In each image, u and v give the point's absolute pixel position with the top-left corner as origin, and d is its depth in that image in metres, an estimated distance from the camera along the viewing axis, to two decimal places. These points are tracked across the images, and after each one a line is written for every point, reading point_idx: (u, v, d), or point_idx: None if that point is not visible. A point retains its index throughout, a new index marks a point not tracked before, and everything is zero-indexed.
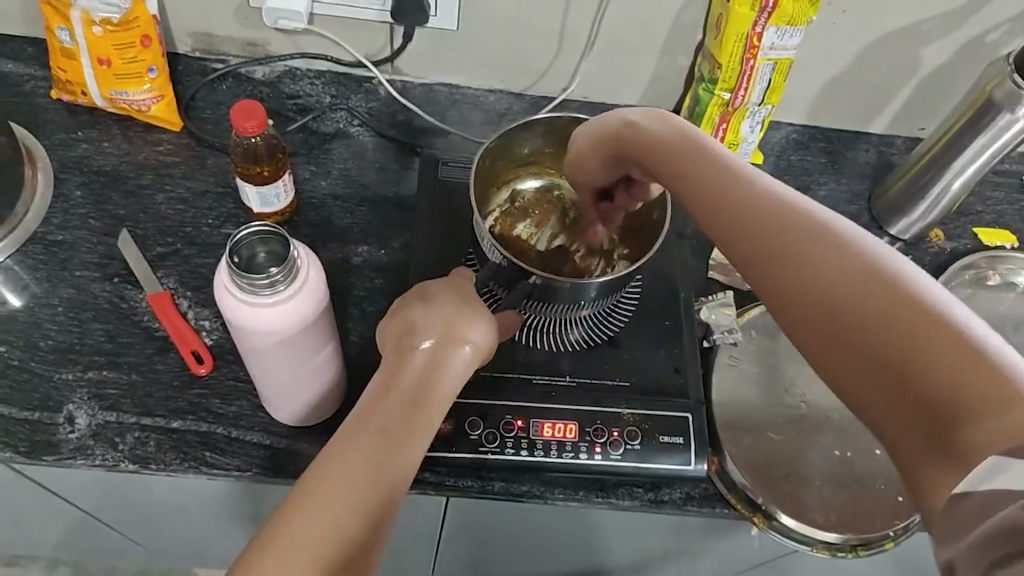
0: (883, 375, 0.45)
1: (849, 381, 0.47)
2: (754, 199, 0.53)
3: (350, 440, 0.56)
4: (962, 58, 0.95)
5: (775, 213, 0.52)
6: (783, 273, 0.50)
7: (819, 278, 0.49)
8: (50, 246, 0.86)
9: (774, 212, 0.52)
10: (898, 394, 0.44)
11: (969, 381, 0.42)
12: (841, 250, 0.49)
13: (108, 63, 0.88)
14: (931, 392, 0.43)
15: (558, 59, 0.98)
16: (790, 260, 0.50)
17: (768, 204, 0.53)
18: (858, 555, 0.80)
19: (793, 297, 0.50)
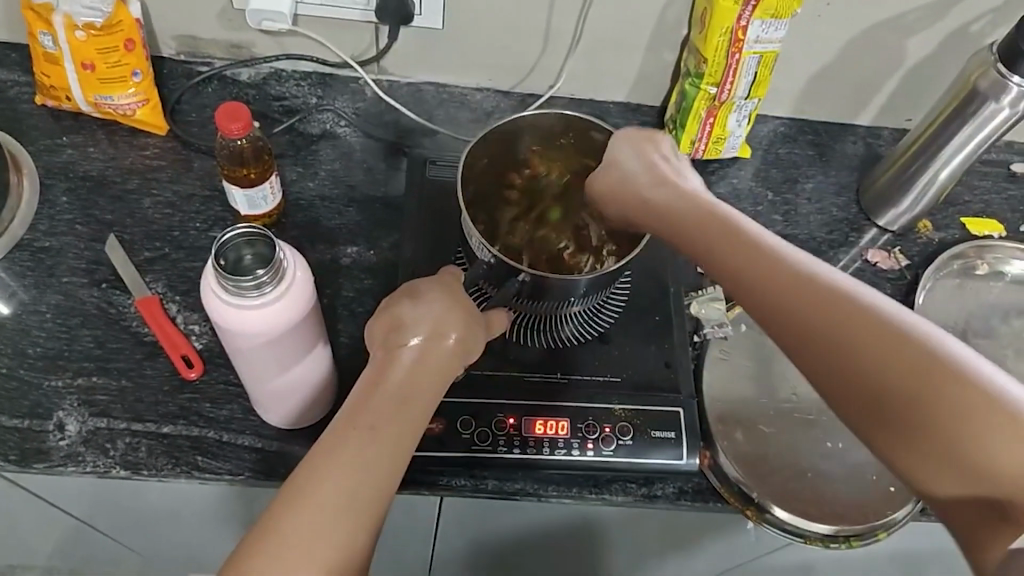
0: (909, 432, 0.51)
1: (877, 437, 0.53)
2: (770, 266, 0.59)
3: (339, 438, 0.56)
4: (946, 50, 0.96)
5: (793, 280, 0.57)
6: (808, 340, 0.55)
7: (845, 345, 0.54)
8: (37, 253, 0.86)
9: (790, 276, 0.57)
10: (931, 451, 0.51)
11: (997, 441, 0.49)
12: (861, 314, 0.54)
13: (92, 68, 0.87)
14: (966, 453, 0.49)
15: (544, 56, 0.98)
16: (812, 327, 0.55)
17: (781, 269, 0.58)
18: (852, 546, 0.80)
19: (822, 363, 0.55)
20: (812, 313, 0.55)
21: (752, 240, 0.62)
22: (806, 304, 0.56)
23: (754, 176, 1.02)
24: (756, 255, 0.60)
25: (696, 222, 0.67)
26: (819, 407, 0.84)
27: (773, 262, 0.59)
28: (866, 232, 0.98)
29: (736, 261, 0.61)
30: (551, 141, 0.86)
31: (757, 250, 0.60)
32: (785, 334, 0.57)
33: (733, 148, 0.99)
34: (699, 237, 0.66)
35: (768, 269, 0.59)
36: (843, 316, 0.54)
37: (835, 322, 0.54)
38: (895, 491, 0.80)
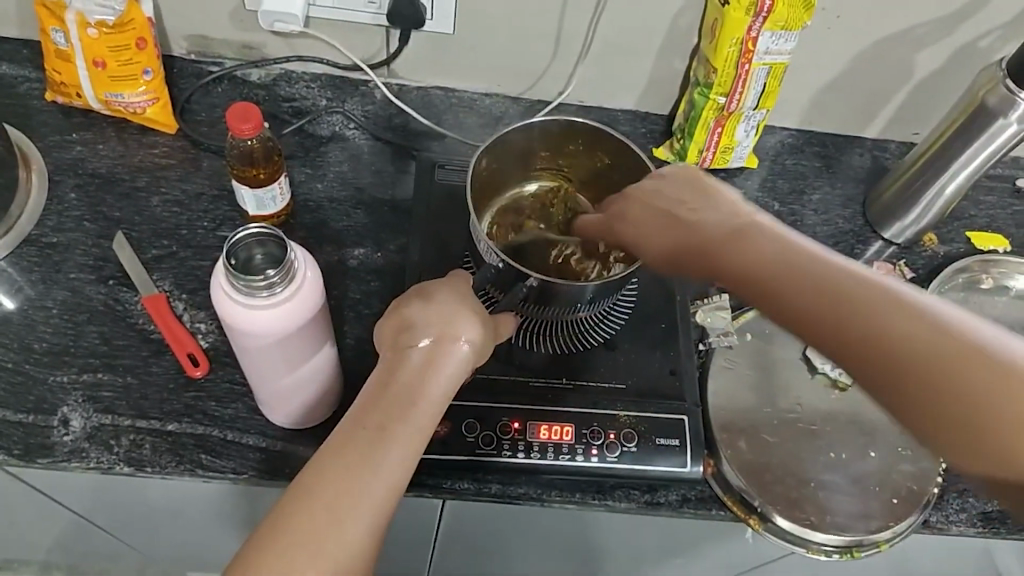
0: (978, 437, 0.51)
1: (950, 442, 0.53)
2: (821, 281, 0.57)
3: (349, 438, 0.57)
4: (955, 64, 0.96)
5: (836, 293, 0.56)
6: (880, 374, 0.54)
7: (921, 372, 0.52)
8: (45, 249, 0.86)
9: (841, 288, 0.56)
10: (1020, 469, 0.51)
11: None
12: (935, 333, 0.53)
13: (104, 65, 0.88)
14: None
15: (554, 63, 0.98)
16: (886, 358, 0.53)
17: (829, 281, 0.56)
18: (854, 557, 0.80)
19: (901, 392, 0.53)
20: (883, 343, 0.53)
21: (802, 254, 0.58)
22: (873, 336, 0.54)
23: (761, 186, 1.02)
24: (805, 279, 0.57)
25: (725, 239, 0.62)
26: (822, 417, 0.84)
27: (828, 282, 0.56)
28: (872, 244, 0.98)
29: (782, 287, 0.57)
30: (559, 147, 0.86)
31: (806, 271, 0.57)
32: (859, 366, 0.55)
33: (740, 158, 1.00)
34: (734, 256, 0.60)
35: (823, 294, 0.56)
36: (913, 340, 0.53)
37: (909, 350, 0.53)
38: (898, 502, 0.80)
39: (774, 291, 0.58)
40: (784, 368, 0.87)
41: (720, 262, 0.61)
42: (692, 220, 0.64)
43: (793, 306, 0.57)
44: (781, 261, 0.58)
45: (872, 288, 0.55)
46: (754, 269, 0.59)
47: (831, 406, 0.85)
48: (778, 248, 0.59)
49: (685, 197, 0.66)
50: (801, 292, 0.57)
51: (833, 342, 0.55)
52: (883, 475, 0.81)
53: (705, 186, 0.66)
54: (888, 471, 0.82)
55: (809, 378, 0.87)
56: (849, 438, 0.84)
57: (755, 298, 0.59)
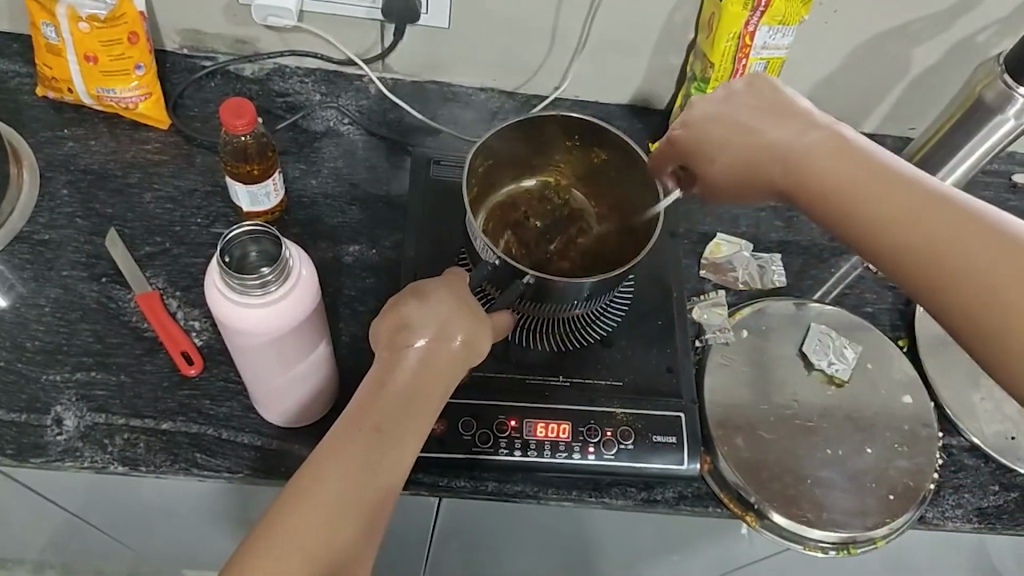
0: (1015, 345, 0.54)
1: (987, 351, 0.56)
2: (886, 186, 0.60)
3: (344, 439, 0.57)
4: (951, 60, 0.96)
5: (904, 199, 0.59)
6: (937, 285, 0.57)
7: (977, 282, 0.55)
8: (37, 246, 0.85)
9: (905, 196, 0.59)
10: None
11: None
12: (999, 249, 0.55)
13: (95, 60, 0.87)
14: None
15: (550, 58, 0.97)
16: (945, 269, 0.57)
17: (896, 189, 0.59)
18: (850, 553, 0.80)
19: (958, 303, 0.56)
20: (946, 255, 0.57)
21: (868, 167, 0.61)
22: (939, 246, 0.57)
23: None
24: (874, 190, 0.60)
25: (794, 152, 0.64)
26: (819, 413, 0.84)
27: (894, 196, 0.59)
28: None
29: (850, 199, 0.61)
30: (557, 142, 0.85)
31: (874, 185, 0.60)
32: (918, 277, 0.58)
33: None
34: (806, 173, 0.64)
35: (891, 209, 0.59)
36: (977, 254, 0.56)
37: (975, 263, 0.55)
38: (894, 499, 0.80)
39: (843, 204, 0.61)
40: (781, 364, 0.86)
41: (792, 174, 0.65)
42: (760, 133, 0.67)
43: (858, 217, 0.60)
44: (854, 175, 0.61)
45: (938, 200, 0.58)
46: (824, 183, 0.63)
47: (828, 402, 0.85)
48: (853, 166, 0.61)
49: (751, 109, 0.68)
50: (871, 202, 0.60)
51: (892, 255, 0.59)
52: (879, 471, 0.81)
53: (779, 95, 0.68)
54: (885, 467, 0.82)
55: (806, 374, 0.86)
56: (845, 435, 0.83)
57: (822, 211, 0.63)
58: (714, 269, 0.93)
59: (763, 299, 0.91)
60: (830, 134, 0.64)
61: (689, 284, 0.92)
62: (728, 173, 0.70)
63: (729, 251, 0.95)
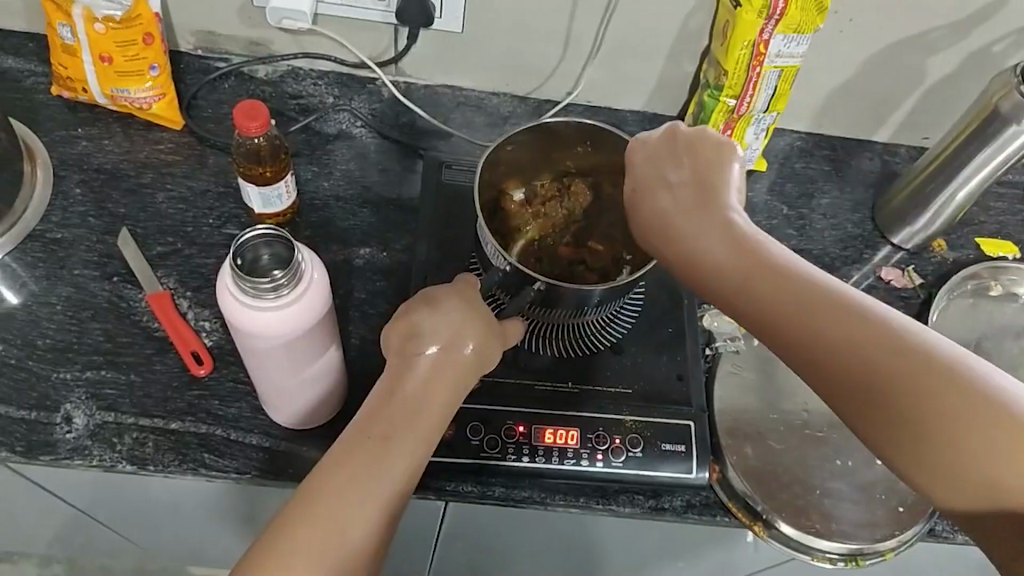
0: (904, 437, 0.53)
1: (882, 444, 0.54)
2: (793, 288, 0.57)
3: (354, 445, 0.57)
4: (967, 69, 0.95)
5: (800, 296, 0.57)
6: (844, 384, 0.55)
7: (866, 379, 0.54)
8: (50, 244, 0.85)
9: (799, 293, 0.57)
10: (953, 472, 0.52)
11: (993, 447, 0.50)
12: (898, 350, 0.53)
13: (110, 60, 0.87)
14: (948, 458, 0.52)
15: (563, 63, 0.97)
16: (862, 369, 0.54)
17: (794, 285, 0.57)
18: (858, 565, 0.80)
19: (853, 401, 0.55)
20: (862, 360, 0.54)
21: (761, 260, 0.60)
22: (848, 351, 0.54)
23: (769, 190, 1.01)
24: (778, 288, 0.58)
25: (707, 239, 0.62)
26: (829, 423, 0.84)
27: (805, 297, 0.56)
28: (880, 249, 0.98)
29: (765, 296, 0.58)
30: (567, 149, 0.85)
31: (790, 287, 0.57)
32: (827, 378, 0.56)
33: (749, 161, 0.99)
34: (709, 265, 0.62)
35: (789, 308, 0.57)
36: (869, 349, 0.54)
37: (869, 363, 0.53)
38: (904, 511, 0.79)
39: (760, 302, 0.58)
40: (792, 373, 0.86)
41: (705, 263, 0.62)
42: (668, 209, 0.66)
43: (757, 311, 0.58)
44: (770, 271, 0.58)
45: (853, 305, 0.55)
46: (744, 276, 0.59)
47: None
48: (743, 260, 0.60)
49: (656, 173, 0.68)
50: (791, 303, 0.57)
51: (814, 357, 0.56)
52: (889, 483, 0.81)
53: (695, 168, 0.66)
54: (895, 479, 0.81)
55: None
56: (855, 445, 0.83)
57: (742, 305, 0.59)
58: None
59: None
60: (731, 225, 0.62)
61: None
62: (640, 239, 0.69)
63: None
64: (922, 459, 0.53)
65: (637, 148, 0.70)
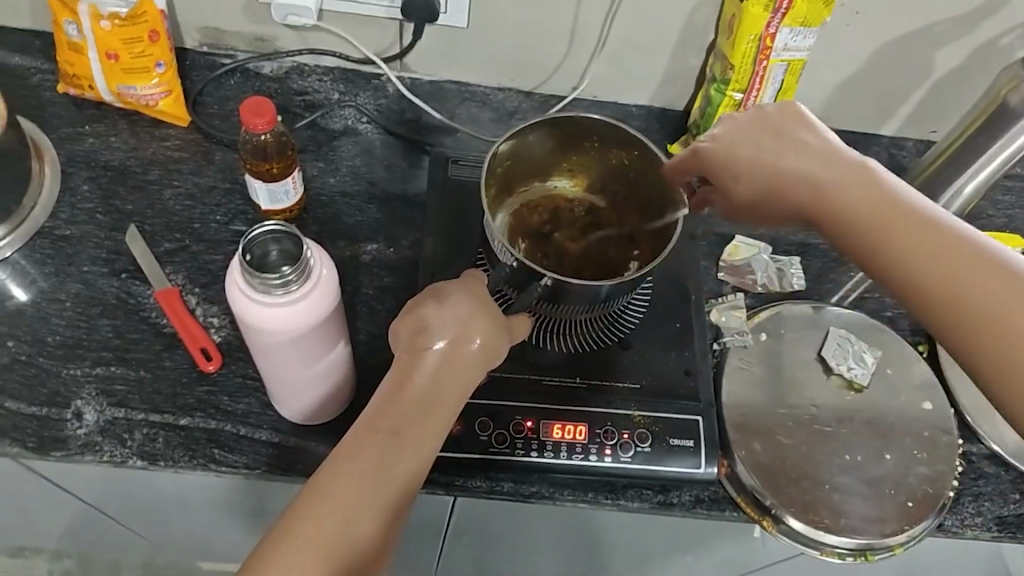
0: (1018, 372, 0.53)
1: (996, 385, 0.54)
2: (914, 223, 0.59)
3: (361, 441, 0.56)
4: (974, 63, 0.95)
5: (918, 231, 0.59)
6: (971, 342, 0.55)
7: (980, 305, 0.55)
8: (58, 241, 0.85)
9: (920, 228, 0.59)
10: None
11: None
12: None
13: (116, 57, 0.87)
14: None
15: (569, 57, 0.97)
16: (976, 306, 0.55)
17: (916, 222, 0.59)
18: (868, 560, 0.79)
19: (971, 335, 0.55)
20: (993, 319, 0.54)
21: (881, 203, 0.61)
22: (984, 310, 0.54)
23: None
24: (897, 223, 0.60)
25: (841, 189, 0.63)
26: (837, 418, 0.84)
27: (939, 255, 0.57)
28: None
29: (901, 250, 0.59)
30: (575, 143, 0.85)
31: (925, 243, 0.58)
32: (955, 334, 0.56)
33: None
34: (840, 217, 0.63)
35: (909, 242, 0.59)
36: (987, 285, 0.55)
37: (984, 291, 0.55)
38: (913, 506, 0.79)
39: (880, 237, 0.60)
40: (799, 367, 0.86)
41: (833, 210, 0.63)
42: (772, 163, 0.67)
43: (876, 245, 0.60)
44: (903, 218, 0.59)
45: (995, 267, 0.55)
46: (883, 227, 0.60)
47: (846, 406, 0.84)
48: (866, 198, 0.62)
49: (749, 139, 0.69)
50: (930, 257, 0.57)
51: (928, 289, 0.57)
52: (898, 478, 0.81)
53: (815, 129, 0.67)
54: (903, 474, 0.81)
55: (824, 378, 0.86)
56: (864, 440, 0.83)
57: (873, 255, 0.60)
58: (733, 271, 0.92)
59: (781, 302, 0.91)
60: (864, 175, 0.63)
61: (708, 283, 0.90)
62: (750, 195, 0.69)
63: (748, 254, 0.93)
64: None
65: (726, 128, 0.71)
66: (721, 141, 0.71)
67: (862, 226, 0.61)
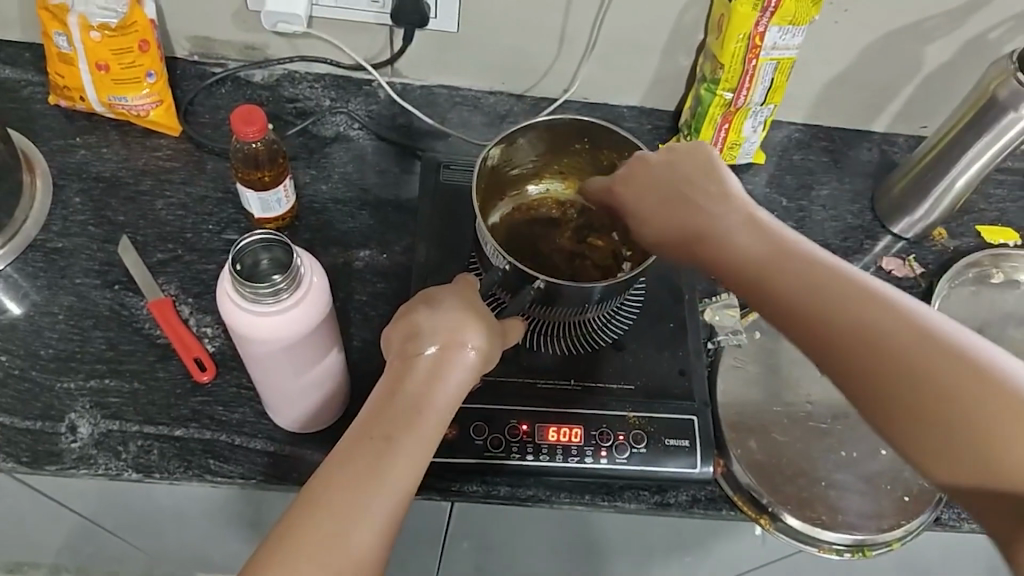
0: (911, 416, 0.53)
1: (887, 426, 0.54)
2: (801, 265, 0.59)
3: (354, 450, 0.57)
4: (964, 57, 0.95)
5: (802, 272, 0.59)
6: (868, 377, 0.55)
7: (863, 345, 0.55)
8: (50, 254, 0.85)
9: (805, 268, 0.59)
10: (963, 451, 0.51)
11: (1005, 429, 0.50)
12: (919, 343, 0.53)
13: (106, 68, 0.87)
14: (957, 438, 0.51)
15: (558, 61, 0.97)
16: (861, 346, 0.55)
17: (807, 263, 0.59)
18: (865, 556, 0.80)
19: (857, 376, 0.55)
20: (892, 355, 0.54)
21: (769, 245, 0.61)
22: (866, 354, 0.54)
23: (768, 182, 1.01)
24: (781, 264, 0.60)
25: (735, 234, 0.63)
26: (831, 416, 0.84)
27: (826, 292, 0.57)
28: (881, 240, 0.98)
29: (792, 289, 0.58)
30: (565, 146, 0.85)
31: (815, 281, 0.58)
32: (851, 371, 0.55)
33: (748, 153, 0.99)
34: (734, 260, 0.62)
35: (796, 283, 0.58)
36: (873, 325, 0.55)
37: (867, 331, 0.55)
38: (909, 501, 0.80)
39: (766, 277, 0.60)
40: (794, 364, 0.86)
41: (723, 254, 0.63)
42: (672, 203, 0.68)
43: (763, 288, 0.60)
44: (788, 260, 0.60)
45: (880, 304, 0.55)
46: (770, 272, 0.60)
47: (840, 404, 0.85)
48: (759, 240, 0.62)
49: (654, 182, 0.70)
50: (811, 300, 0.57)
51: (813, 329, 0.57)
52: (894, 474, 0.81)
53: (713, 171, 0.68)
54: (899, 469, 0.81)
55: (818, 375, 0.86)
56: (859, 436, 0.83)
57: (759, 296, 0.60)
58: None
59: None
60: (753, 219, 0.64)
61: (701, 283, 0.90)
62: (652, 243, 0.70)
63: None
64: (936, 447, 0.52)
65: (637, 161, 0.72)
66: (632, 184, 0.72)
67: (750, 270, 0.61)
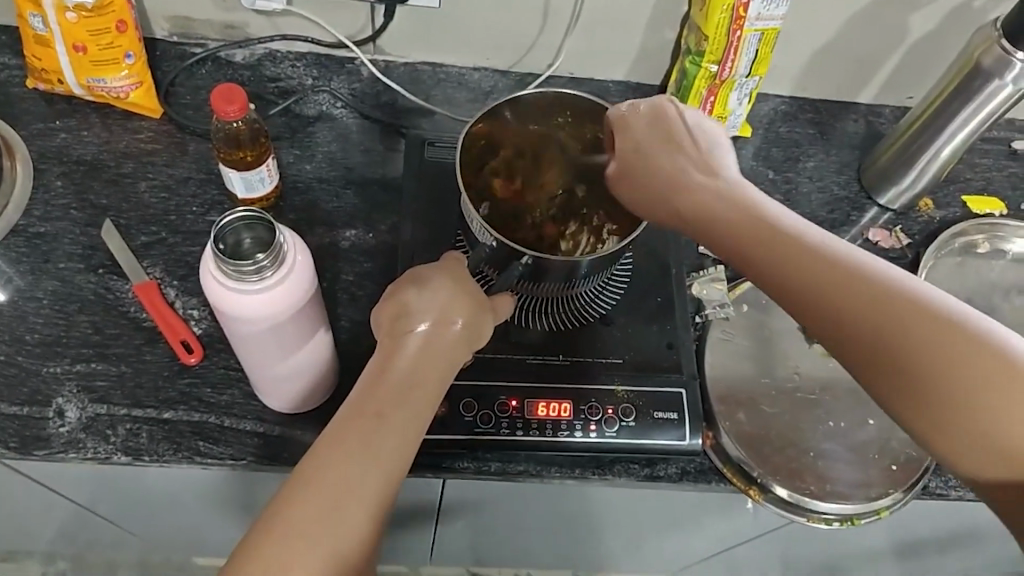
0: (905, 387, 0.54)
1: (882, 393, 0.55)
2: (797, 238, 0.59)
3: (347, 427, 0.56)
4: (949, 26, 0.95)
5: (795, 245, 0.58)
6: (874, 358, 0.55)
7: (859, 316, 0.55)
8: (33, 239, 0.85)
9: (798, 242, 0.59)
10: (954, 428, 0.52)
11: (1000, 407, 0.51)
12: (913, 317, 0.53)
13: (84, 49, 0.86)
14: (951, 412, 0.52)
15: (543, 34, 0.96)
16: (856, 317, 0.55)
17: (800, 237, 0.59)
18: (854, 525, 0.80)
19: (854, 342, 0.55)
20: (888, 329, 0.54)
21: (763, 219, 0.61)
22: (862, 326, 0.55)
23: (754, 155, 1.01)
24: (777, 237, 0.59)
25: (731, 210, 0.63)
26: (819, 387, 0.84)
27: (823, 264, 0.57)
28: (868, 211, 0.98)
29: (784, 261, 0.58)
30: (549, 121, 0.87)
31: (818, 258, 0.57)
32: (841, 339, 0.56)
33: (733, 127, 0.98)
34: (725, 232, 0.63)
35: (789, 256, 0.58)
36: (868, 295, 0.55)
37: (864, 302, 0.55)
38: (897, 470, 0.80)
39: (760, 246, 0.60)
40: (782, 337, 0.86)
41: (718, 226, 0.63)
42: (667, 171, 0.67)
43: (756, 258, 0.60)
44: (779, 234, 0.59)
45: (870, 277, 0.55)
46: (763, 242, 0.60)
47: (828, 375, 0.85)
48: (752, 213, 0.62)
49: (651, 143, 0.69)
50: (804, 270, 0.57)
51: (806, 298, 0.57)
52: (881, 443, 0.82)
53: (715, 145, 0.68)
54: (887, 439, 0.82)
55: (807, 348, 0.86)
56: (847, 407, 0.84)
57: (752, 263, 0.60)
58: None
59: None
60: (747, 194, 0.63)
61: (688, 258, 0.90)
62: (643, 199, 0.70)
63: None
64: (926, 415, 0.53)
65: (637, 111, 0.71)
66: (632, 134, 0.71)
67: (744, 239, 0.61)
